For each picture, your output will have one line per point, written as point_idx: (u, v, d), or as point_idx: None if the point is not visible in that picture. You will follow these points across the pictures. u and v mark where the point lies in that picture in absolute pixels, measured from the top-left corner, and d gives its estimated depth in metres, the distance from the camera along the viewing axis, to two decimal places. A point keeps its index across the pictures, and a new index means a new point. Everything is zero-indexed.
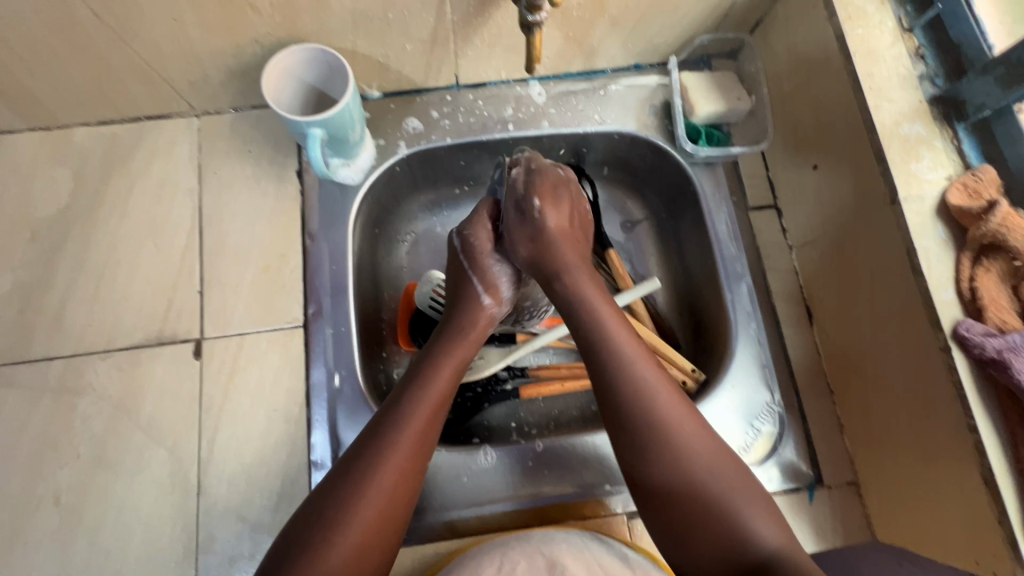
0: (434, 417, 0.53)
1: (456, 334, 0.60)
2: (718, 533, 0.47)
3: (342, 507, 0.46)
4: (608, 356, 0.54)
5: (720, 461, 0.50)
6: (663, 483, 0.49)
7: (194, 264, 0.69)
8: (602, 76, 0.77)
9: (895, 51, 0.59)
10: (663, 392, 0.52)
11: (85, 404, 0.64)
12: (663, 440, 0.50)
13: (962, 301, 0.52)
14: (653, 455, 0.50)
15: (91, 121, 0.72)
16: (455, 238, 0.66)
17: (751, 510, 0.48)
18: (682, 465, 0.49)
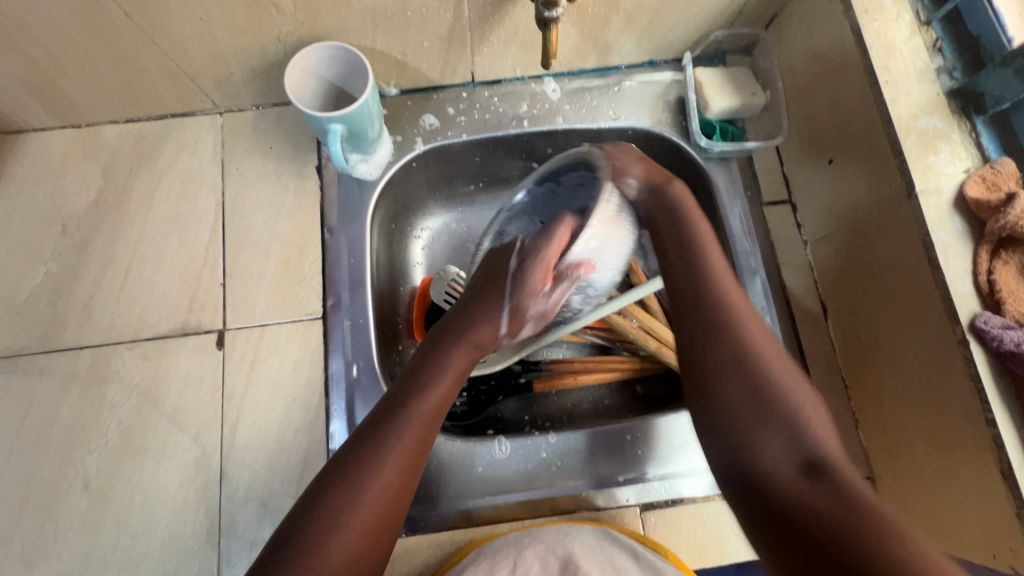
0: (431, 425, 0.54)
1: (457, 338, 0.61)
2: (784, 431, 0.46)
3: (343, 507, 0.47)
4: (707, 287, 0.55)
5: (810, 403, 0.48)
6: (761, 436, 0.47)
7: (217, 257, 0.71)
8: (617, 73, 0.78)
9: (912, 45, 0.59)
10: (756, 327, 0.52)
11: (113, 392, 0.66)
12: (734, 355, 0.50)
13: (980, 294, 0.52)
14: (726, 369, 0.50)
15: (119, 119, 0.75)
16: (513, 258, 0.63)
17: (812, 419, 0.46)
18: (771, 397, 0.48)
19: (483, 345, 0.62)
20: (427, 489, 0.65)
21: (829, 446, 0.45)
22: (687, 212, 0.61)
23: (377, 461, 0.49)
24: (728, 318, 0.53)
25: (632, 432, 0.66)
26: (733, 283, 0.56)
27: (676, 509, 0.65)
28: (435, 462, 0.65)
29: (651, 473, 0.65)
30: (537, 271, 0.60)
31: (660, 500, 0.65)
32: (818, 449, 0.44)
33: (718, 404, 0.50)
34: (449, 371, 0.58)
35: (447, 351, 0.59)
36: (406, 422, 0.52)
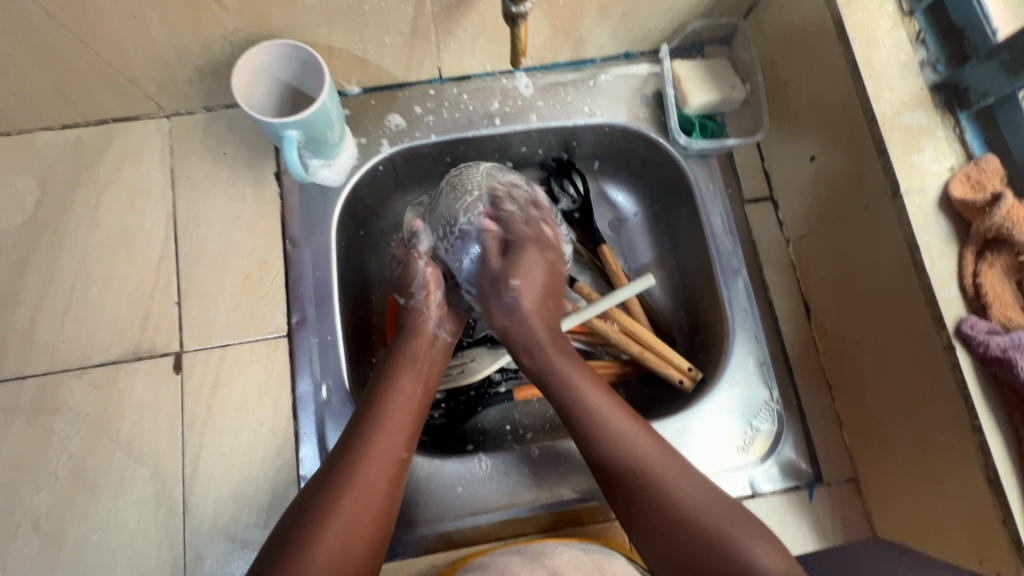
0: (396, 434, 0.54)
1: (410, 357, 0.59)
2: (719, 561, 0.46)
3: (313, 528, 0.46)
4: (558, 384, 0.56)
5: (736, 529, 0.48)
6: (644, 543, 0.50)
7: (171, 274, 0.66)
8: (591, 66, 0.74)
9: (895, 36, 0.57)
10: (646, 445, 0.53)
11: (61, 424, 0.61)
12: (659, 502, 0.50)
13: (965, 296, 0.50)
14: (592, 450, 0.53)
15: (54, 126, 0.68)
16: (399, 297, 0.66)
17: (742, 536, 0.47)
18: (670, 502, 0.49)
19: (432, 356, 0.61)
20: (406, 512, 0.62)
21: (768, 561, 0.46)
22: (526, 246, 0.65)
23: (343, 479, 0.49)
24: (590, 407, 0.55)
25: None
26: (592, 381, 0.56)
27: None
28: (413, 482, 0.63)
29: None
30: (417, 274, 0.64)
31: None
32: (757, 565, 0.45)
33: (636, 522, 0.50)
34: (411, 372, 0.58)
35: (401, 363, 0.59)
36: (377, 430, 0.53)
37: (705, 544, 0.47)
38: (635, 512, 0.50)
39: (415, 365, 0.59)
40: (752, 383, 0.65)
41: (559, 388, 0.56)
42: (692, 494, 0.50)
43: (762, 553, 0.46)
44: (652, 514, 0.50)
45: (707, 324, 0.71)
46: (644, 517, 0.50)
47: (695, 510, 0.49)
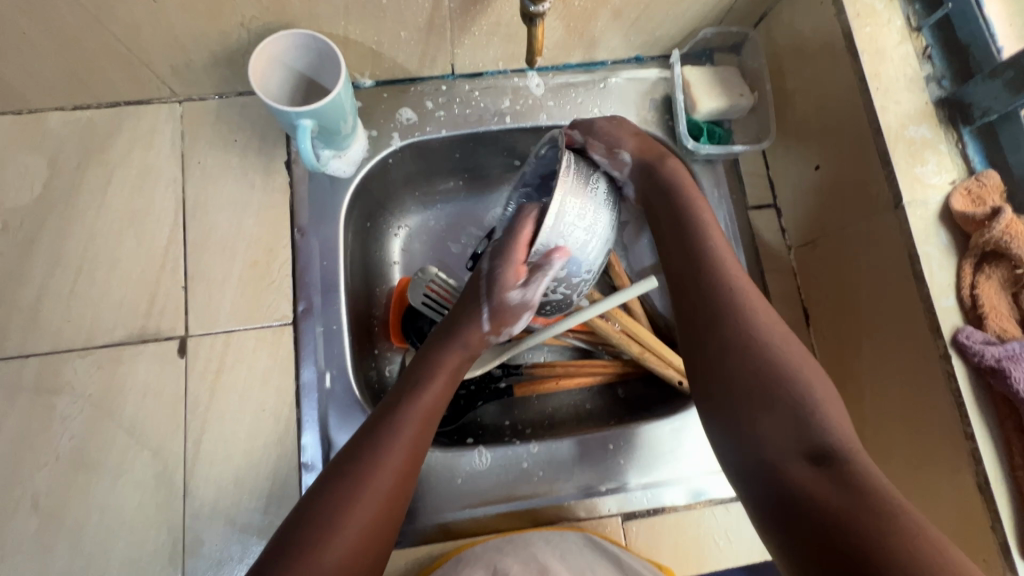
0: (423, 433, 0.55)
1: (445, 355, 0.61)
2: (809, 420, 0.45)
3: (338, 510, 0.47)
4: (703, 252, 0.57)
5: (827, 397, 0.47)
6: (761, 421, 0.47)
7: (178, 258, 0.67)
8: (602, 68, 0.75)
9: (902, 51, 0.58)
10: (796, 351, 0.50)
11: (64, 404, 0.61)
12: (745, 339, 0.50)
13: (962, 307, 0.52)
14: (725, 326, 0.51)
15: (65, 106, 0.68)
16: (485, 263, 0.63)
17: (828, 406, 0.46)
18: (791, 389, 0.47)
19: (476, 350, 0.63)
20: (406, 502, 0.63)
21: (841, 430, 0.45)
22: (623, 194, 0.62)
23: (371, 464, 0.50)
24: (718, 279, 0.54)
25: (615, 441, 0.65)
26: (739, 270, 0.56)
27: (658, 518, 0.64)
28: None
29: (634, 482, 0.65)
30: (509, 271, 0.60)
31: (642, 510, 0.64)
32: (831, 439, 0.44)
33: (721, 381, 0.50)
34: (441, 374, 0.59)
35: (435, 362, 0.60)
36: (396, 432, 0.52)
37: (787, 378, 0.47)
38: (738, 373, 0.49)
39: (446, 365, 0.60)
40: None
41: (690, 259, 0.57)
42: (815, 393, 0.47)
43: (863, 455, 0.43)
44: (757, 370, 0.48)
45: None
46: (744, 370, 0.49)
47: (795, 368, 0.48)
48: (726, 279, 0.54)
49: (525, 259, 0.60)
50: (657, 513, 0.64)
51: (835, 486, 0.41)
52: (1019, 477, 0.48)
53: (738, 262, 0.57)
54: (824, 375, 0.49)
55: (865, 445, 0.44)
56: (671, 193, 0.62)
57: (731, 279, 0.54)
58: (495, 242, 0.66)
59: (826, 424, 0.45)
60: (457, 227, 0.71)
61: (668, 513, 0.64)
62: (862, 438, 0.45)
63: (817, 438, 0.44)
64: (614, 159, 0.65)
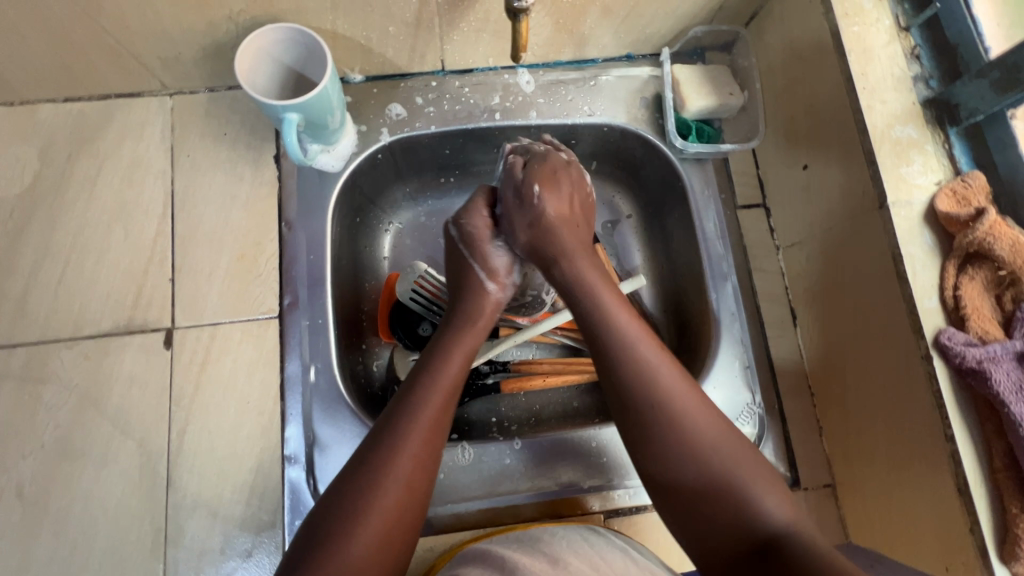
0: (444, 411, 0.54)
1: (460, 336, 0.60)
2: (725, 510, 0.47)
3: (364, 499, 0.47)
4: (607, 335, 0.54)
5: (745, 466, 0.48)
6: (676, 466, 0.48)
7: (165, 250, 0.67)
8: (593, 66, 0.75)
9: (890, 50, 0.58)
10: (690, 401, 0.50)
11: (50, 393, 0.62)
12: (676, 436, 0.49)
13: (945, 308, 0.51)
14: (656, 426, 0.49)
15: (56, 98, 0.69)
16: (451, 228, 0.66)
17: (756, 488, 0.47)
18: (701, 458, 0.48)
19: (489, 321, 0.63)
20: None
21: (773, 508, 0.47)
22: (563, 250, 0.60)
23: (396, 447, 0.50)
24: (643, 363, 0.52)
25: (598, 440, 0.65)
26: (664, 356, 0.52)
27: (639, 517, 0.64)
28: None
29: (616, 480, 0.65)
30: (478, 224, 0.65)
31: (624, 508, 0.64)
32: (768, 522, 0.46)
33: (666, 478, 0.49)
34: (460, 353, 0.58)
35: (451, 344, 0.59)
36: (416, 412, 0.52)
37: (716, 495, 0.47)
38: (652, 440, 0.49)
39: (463, 345, 0.59)
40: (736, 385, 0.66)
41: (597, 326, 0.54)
42: (741, 475, 0.48)
43: (773, 506, 0.47)
44: (671, 443, 0.49)
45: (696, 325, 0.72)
46: (655, 445, 0.49)
47: (712, 448, 0.48)
48: (635, 350, 0.52)
49: (488, 220, 0.65)
50: (640, 511, 0.65)
51: (770, 555, 0.44)
52: (999, 480, 0.47)
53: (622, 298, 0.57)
54: (730, 431, 0.50)
55: (802, 523, 0.46)
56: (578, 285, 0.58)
57: (614, 325, 0.54)
58: (471, 256, 0.65)
59: (756, 505, 0.46)
60: (448, 221, 0.67)
61: (650, 512, 0.64)
62: (796, 511, 0.47)
63: (752, 522, 0.46)
64: (557, 190, 0.63)
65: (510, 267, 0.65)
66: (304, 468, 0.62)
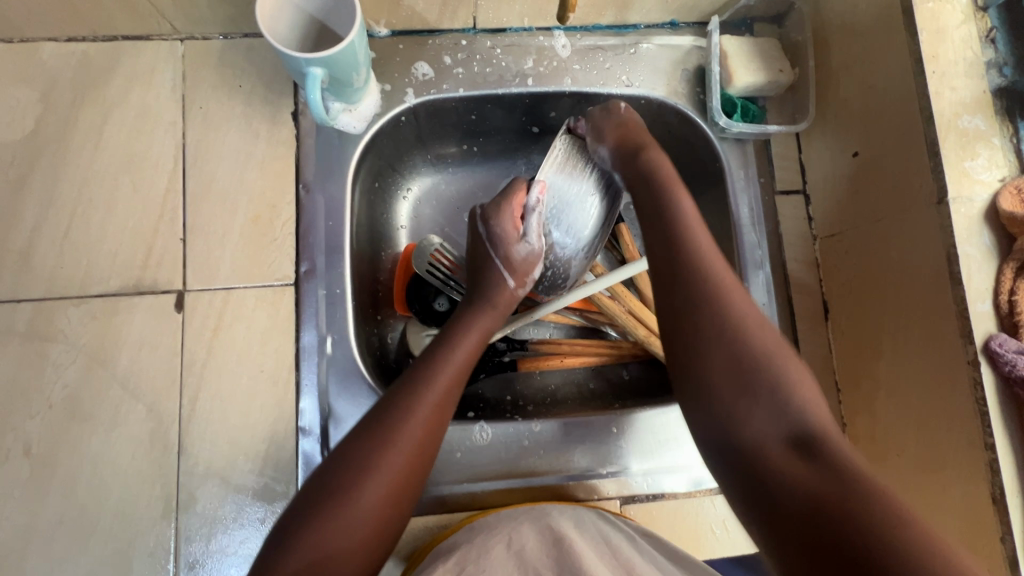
0: (455, 387, 0.54)
1: (475, 318, 0.61)
2: (782, 466, 0.40)
3: (375, 450, 0.48)
4: (691, 249, 0.52)
5: (802, 383, 0.45)
6: (747, 410, 0.44)
7: (176, 208, 0.64)
8: (634, 32, 0.70)
9: (964, 31, 0.53)
10: (794, 371, 0.46)
11: (57, 352, 0.60)
12: (737, 352, 0.46)
13: (998, 314, 0.49)
14: (704, 308, 0.48)
15: (59, 38, 0.64)
16: (479, 225, 0.65)
17: (812, 402, 0.44)
18: (781, 397, 0.44)
19: (504, 313, 0.63)
20: None
21: (815, 413, 0.44)
22: (668, 177, 0.57)
23: (413, 403, 0.51)
24: (713, 287, 0.49)
25: (618, 425, 0.64)
26: (727, 274, 0.51)
27: (656, 505, 0.63)
28: None
29: (634, 466, 0.64)
30: (506, 226, 0.63)
31: (641, 495, 0.63)
32: (808, 422, 0.43)
33: (703, 374, 0.47)
34: (476, 332, 0.59)
35: (466, 326, 0.60)
36: (434, 379, 0.53)
37: (748, 368, 0.46)
38: (709, 354, 0.47)
39: (478, 327, 0.60)
40: None
41: (671, 245, 0.53)
42: (801, 394, 0.44)
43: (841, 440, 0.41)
44: (734, 352, 0.47)
45: None
46: (716, 353, 0.47)
47: (774, 363, 0.46)
48: (702, 258, 0.51)
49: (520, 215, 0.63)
50: (656, 499, 0.63)
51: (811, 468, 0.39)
52: None
53: (700, 217, 0.55)
54: (808, 378, 0.46)
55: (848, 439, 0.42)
56: (661, 181, 0.57)
57: (697, 251, 0.52)
58: (495, 252, 0.63)
59: (796, 408, 0.44)
60: (476, 215, 0.65)
61: (667, 500, 0.63)
62: None
63: (800, 425, 0.43)
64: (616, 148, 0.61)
65: (532, 265, 0.64)
66: (318, 440, 0.61)
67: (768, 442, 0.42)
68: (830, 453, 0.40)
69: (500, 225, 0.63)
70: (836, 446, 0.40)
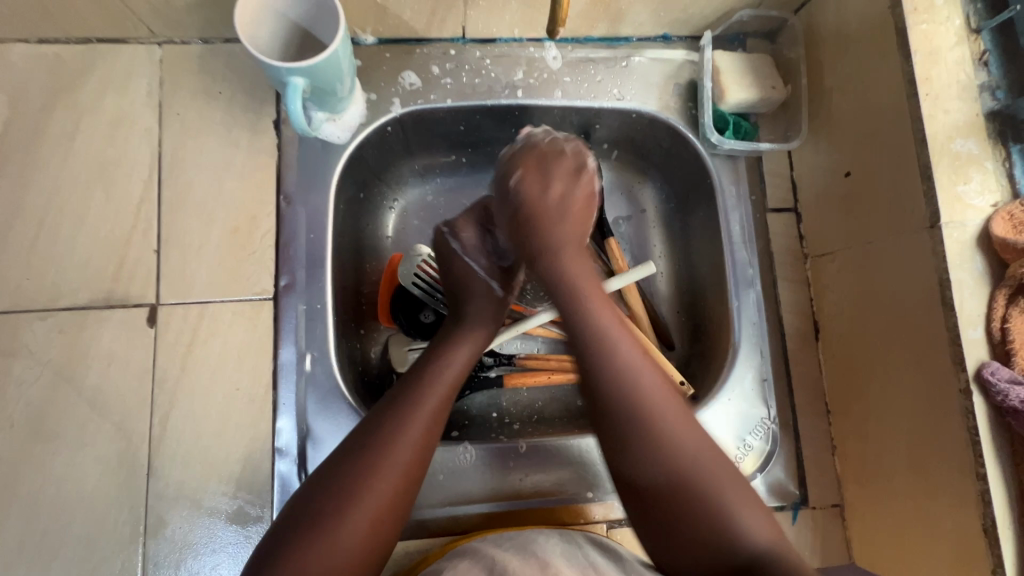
0: (446, 402, 0.53)
1: (469, 330, 0.59)
2: (710, 534, 0.44)
3: (363, 473, 0.46)
4: (584, 328, 0.52)
5: (738, 495, 0.46)
6: (681, 517, 0.45)
7: (150, 219, 0.61)
8: (626, 45, 0.69)
9: (958, 53, 0.53)
10: (685, 434, 0.47)
11: (21, 367, 0.57)
12: (647, 436, 0.47)
13: (990, 340, 0.48)
14: (626, 435, 0.47)
15: (30, 39, 0.62)
16: (449, 240, 0.65)
17: (738, 509, 0.45)
18: (683, 479, 0.45)
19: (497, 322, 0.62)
20: None
21: (759, 529, 0.45)
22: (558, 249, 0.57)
23: (404, 420, 0.49)
24: (617, 368, 0.49)
25: None
26: (635, 353, 0.51)
27: None
28: None
29: None
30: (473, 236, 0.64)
31: (628, 518, 0.62)
32: (743, 538, 0.44)
33: (626, 473, 0.47)
34: (470, 344, 0.58)
35: (458, 339, 0.58)
36: (425, 397, 0.51)
37: (673, 475, 0.46)
38: (638, 465, 0.46)
39: (472, 339, 0.58)
40: (751, 399, 0.63)
41: (569, 313, 0.53)
42: (722, 486, 0.46)
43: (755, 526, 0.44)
44: (653, 458, 0.46)
45: (714, 333, 0.69)
46: (637, 451, 0.47)
47: (697, 466, 0.46)
48: (600, 330, 0.52)
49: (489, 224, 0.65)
50: None
51: None
52: None
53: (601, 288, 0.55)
54: (732, 472, 0.47)
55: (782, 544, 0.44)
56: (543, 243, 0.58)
57: (603, 330, 0.52)
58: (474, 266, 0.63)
59: (738, 528, 0.44)
60: (443, 231, 0.65)
61: None
62: (779, 536, 0.45)
63: (741, 546, 0.43)
64: (546, 179, 0.60)
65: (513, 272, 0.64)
66: (294, 461, 0.58)
67: (709, 559, 0.44)
68: (772, 573, 0.42)
69: (468, 235, 0.64)
70: (762, 544, 0.44)
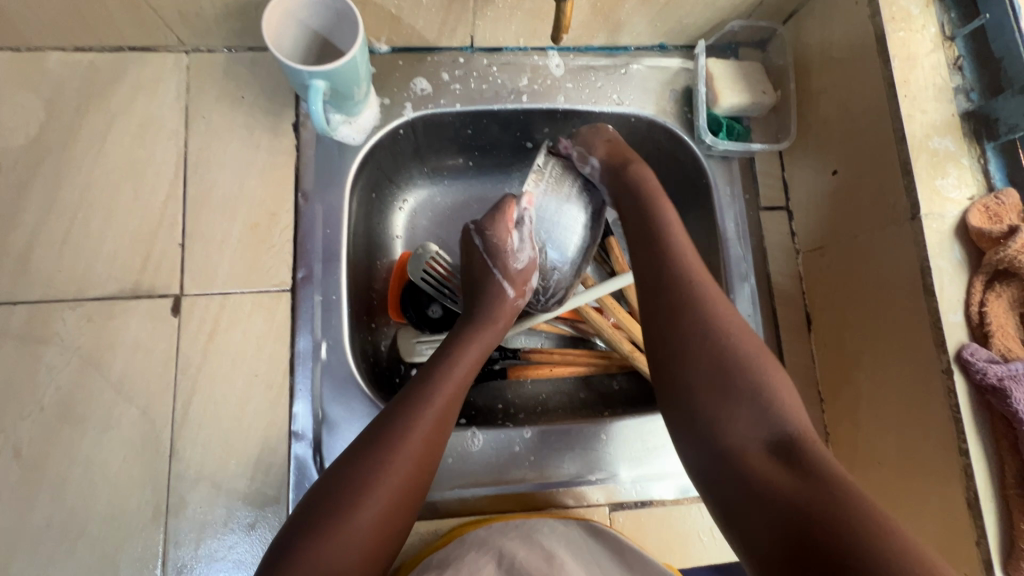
0: (452, 404, 0.55)
1: (475, 331, 0.61)
2: (777, 476, 0.42)
3: (373, 470, 0.48)
4: (667, 262, 0.55)
5: (794, 408, 0.47)
6: (730, 415, 0.47)
7: (175, 214, 0.65)
8: (624, 54, 0.74)
9: (934, 58, 0.57)
10: (777, 375, 0.49)
11: (51, 354, 0.60)
12: (718, 349, 0.50)
13: (969, 324, 0.52)
14: (692, 347, 0.51)
15: (66, 48, 0.66)
16: (477, 238, 0.67)
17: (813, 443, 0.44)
18: (773, 406, 0.47)
19: (506, 322, 0.65)
20: None
21: (828, 457, 0.43)
22: (648, 190, 0.62)
23: (413, 417, 0.51)
24: (706, 313, 0.52)
25: (607, 433, 0.65)
26: (730, 308, 0.53)
27: (644, 512, 0.64)
28: None
29: (624, 474, 0.65)
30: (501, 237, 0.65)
31: (630, 502, 0.64)
32: (790, 431, 0.45)
33: (686, 392, 0.50)
34: (477, 344, 0.60)
35: (466, 339, 0.60)
36: (434, 395, 0.53)
37: (732, 370, 0.49)
38: (697, 365, 0.50)
39: (479, 341, 0.61)
40: None
41: (655, 246, 0.57)
42: (779, 395, 0.47)
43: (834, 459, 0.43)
44: (715, 363, 0.50)
45: None
46: (696, 365, 0.50)
47: (761, 381, 0.48)
48: (688, 274, 0.54)
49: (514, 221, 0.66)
50: (644, 506, 0.64)
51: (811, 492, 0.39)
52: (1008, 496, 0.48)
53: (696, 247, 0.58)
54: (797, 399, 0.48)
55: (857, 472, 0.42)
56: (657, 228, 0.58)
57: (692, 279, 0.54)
58: (494, 264, 0.66)
59: (809, 449, 0.44)
60: (471, 229, 0.68)
61: (655, 507, 0.64)
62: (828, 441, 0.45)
63: (803, 452, 0.43)
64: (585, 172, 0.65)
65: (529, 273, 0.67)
66: (310, 445, 0.62)
67: (752, 454, 0.45)
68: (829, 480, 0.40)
69: (495, 234, 0.66)
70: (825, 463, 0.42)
